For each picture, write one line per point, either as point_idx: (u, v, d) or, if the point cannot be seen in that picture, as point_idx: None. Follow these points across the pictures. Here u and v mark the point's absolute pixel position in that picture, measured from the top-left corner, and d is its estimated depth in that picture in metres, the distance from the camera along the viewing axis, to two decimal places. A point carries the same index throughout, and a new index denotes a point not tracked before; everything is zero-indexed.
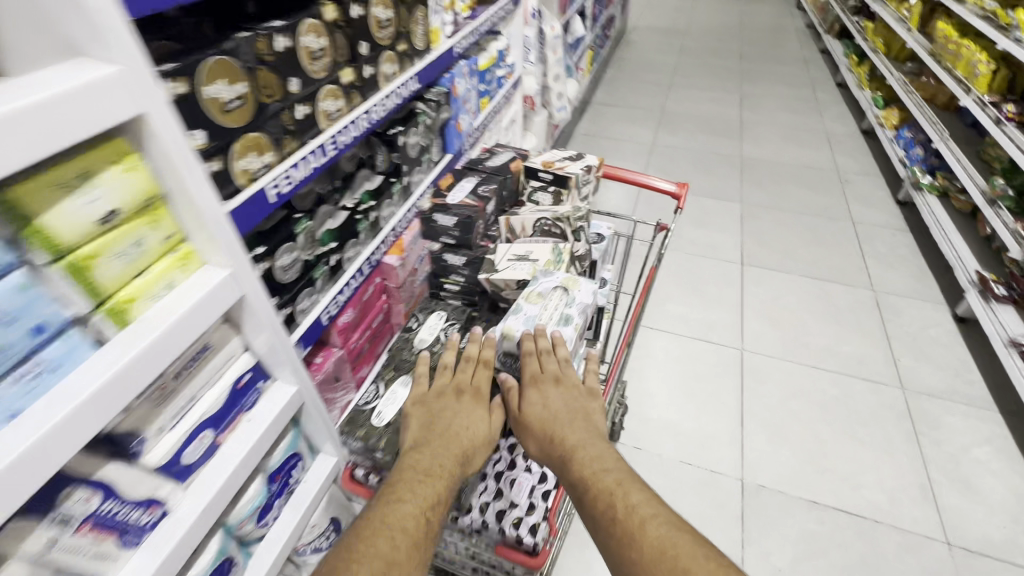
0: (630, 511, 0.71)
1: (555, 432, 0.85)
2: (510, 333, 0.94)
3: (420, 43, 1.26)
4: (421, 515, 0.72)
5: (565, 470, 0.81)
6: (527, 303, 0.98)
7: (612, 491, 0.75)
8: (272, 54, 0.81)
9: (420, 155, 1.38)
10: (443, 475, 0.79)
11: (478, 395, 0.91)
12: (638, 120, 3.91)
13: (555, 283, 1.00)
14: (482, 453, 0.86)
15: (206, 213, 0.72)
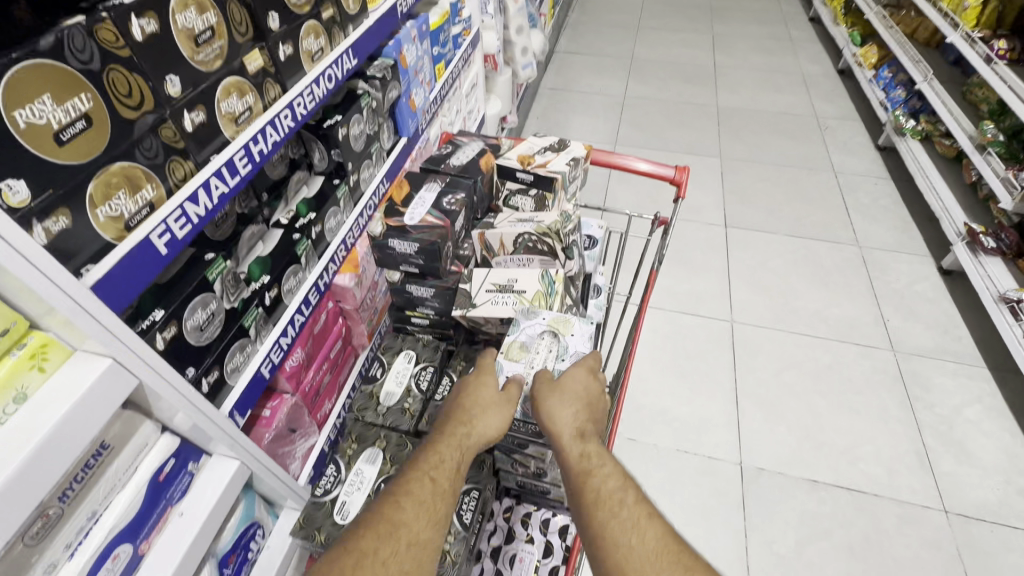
0: (637, 500, 0.64)
1: (569, 404, 0.77)
2: (517, 357, 0.86)
3: (352, 5, 1.00)
4: (427, 478, 0.67)
5: (572, 443, 0.72)
6: (509, 359, 0.86)
7: (616, 475, 0.68)
8: (130, 47, 0.57)
9: (368, 147, 1.14)
10: (454, 442, 0.72)
11: (483, 370, 0.83)
12: (607, 69, 3.61)
13: (541, 328, 0.88)
14: (502, 419, 0.77)
15: (52, 296, 0.50)
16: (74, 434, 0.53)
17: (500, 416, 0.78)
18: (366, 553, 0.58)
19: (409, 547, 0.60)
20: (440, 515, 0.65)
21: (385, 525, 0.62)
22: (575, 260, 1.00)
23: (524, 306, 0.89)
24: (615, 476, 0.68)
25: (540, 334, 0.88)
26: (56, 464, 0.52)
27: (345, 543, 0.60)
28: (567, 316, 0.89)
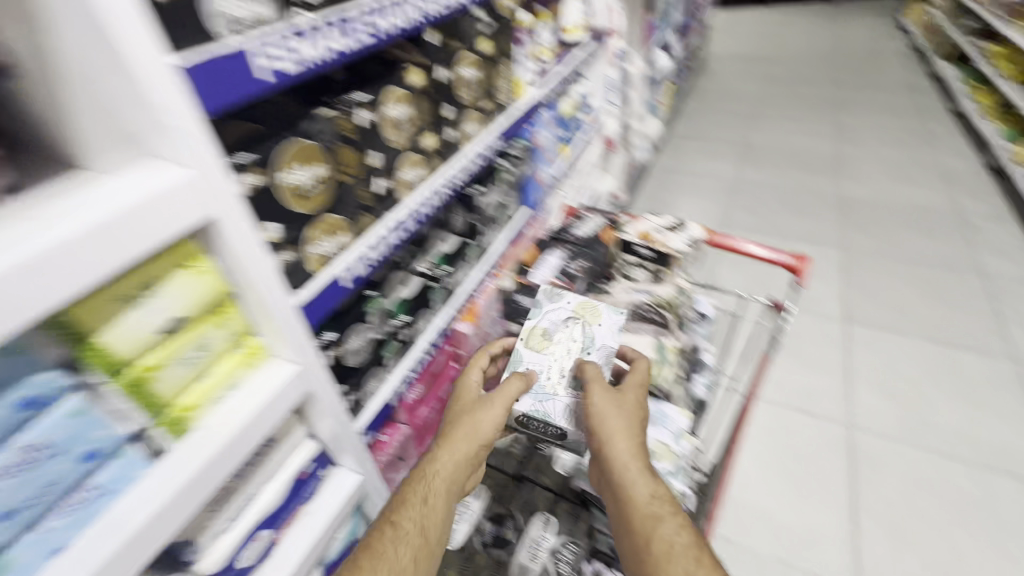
0: (710, 558, 0.73)
1: (630, 439, 0.84)
2: (539, 348, 0.99)
3: (504, 97, 1.18)
4: (387, 526, 0.77)
5: (642, 483, 0.80)
6: (532, 349, 0.99)
7: (683, 528, 0.77)
8: (354, 130, 0.76)
9: (498, 213, 1.29)
10: (420, 483, 0.82)
11: (462, 395, 0.94)
12: (721, 154, 3.65)
13: (565, 317, 1.01)
14: (468, 443, 0.86)
15: (274, 309, 0.66)
16: (263, 423, 0.67)
17: (490, 415, 0.88)
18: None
19: None
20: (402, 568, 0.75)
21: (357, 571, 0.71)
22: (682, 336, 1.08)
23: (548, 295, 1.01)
24: (675, 520, 0.78)
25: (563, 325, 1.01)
26: (249, 442, 0.66)
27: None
28: (591, 305, 1.02)
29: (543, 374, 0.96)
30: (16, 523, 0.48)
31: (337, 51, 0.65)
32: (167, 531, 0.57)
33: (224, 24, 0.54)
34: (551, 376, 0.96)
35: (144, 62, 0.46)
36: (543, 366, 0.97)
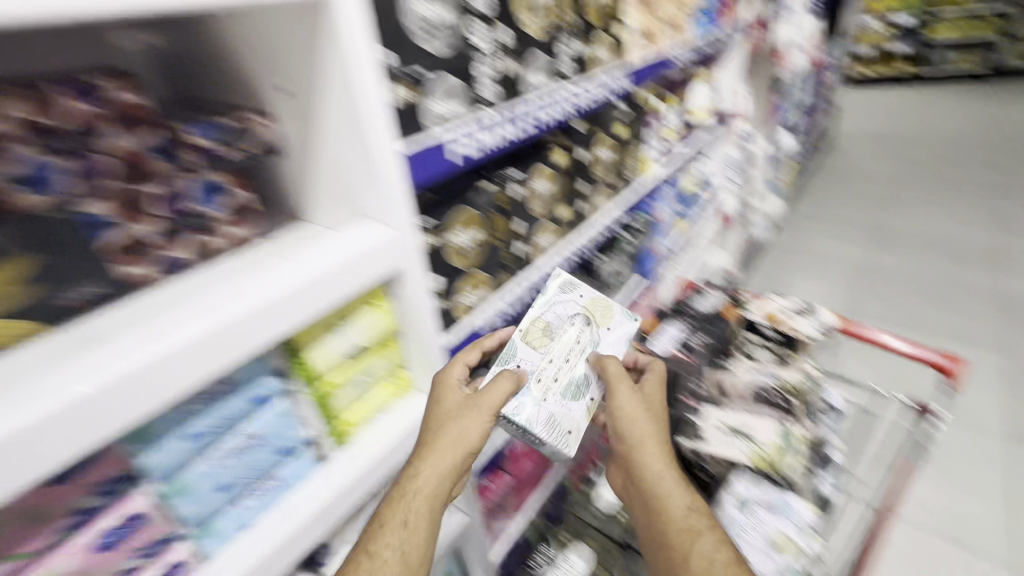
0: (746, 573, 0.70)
1: (660, 448, 0.81)
2: (538, 342, 0.84)
3: (633, 175, 1.27)
4: (363, 555, 0.67)
5: (677, 496, 0.78)
6: (529, 345, 0.84)
7: (723, 545, 0.73)
8: (507, 202, 0.88)
9: (615, 281, 1.35)
10: (400, 502, 0.70)
11: (439, 392, 0.75)
12: (850, 236, 3.41)
13: (574, 312, 0.88)
14: (450, 451, 0.72)
15: (426, 348, 0.76)
16: (403, 447, 0.75)
17: (468, 423, 0.74)
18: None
19: None
20: None
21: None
22: (809, 427, 1.03)
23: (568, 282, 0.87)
24: (711, 535, 0.74)
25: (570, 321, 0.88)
26: (390, 464, 0.74)
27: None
28: (605, 304, 0.89)
29: (531, 371, 0.82)
30: (226, 495, 0.60)
31: (508, 138, 0.77)
32: (321, 530, 0.65)
33: (432, 120, 0.67)
34: (541, 376, 0.82)
35: (377, 150, 0.60)
36: (535, 366, 0.82)
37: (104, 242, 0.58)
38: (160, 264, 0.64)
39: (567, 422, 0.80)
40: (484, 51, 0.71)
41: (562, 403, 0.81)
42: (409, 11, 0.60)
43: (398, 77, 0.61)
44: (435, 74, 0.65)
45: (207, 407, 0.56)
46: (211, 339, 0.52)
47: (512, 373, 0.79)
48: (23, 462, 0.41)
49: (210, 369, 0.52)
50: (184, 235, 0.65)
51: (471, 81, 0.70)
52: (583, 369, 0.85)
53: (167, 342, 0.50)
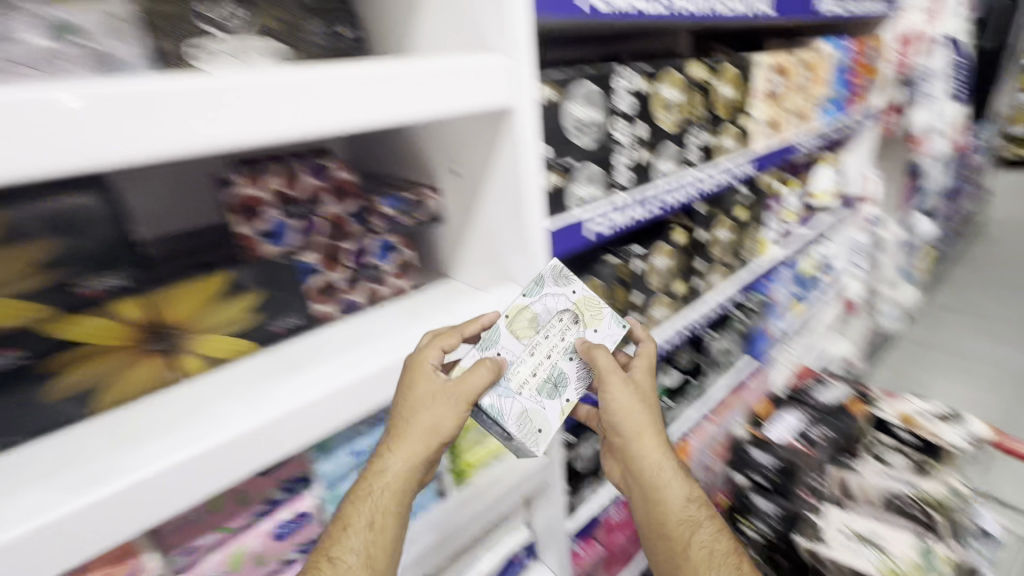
0: (740, 558, 0.77)
1: (657, 441, 0.76)
2: (522, 332, 0.69)
3: (750, 255, 1.27)
4: (324, 561, 0.59)
5: (678, 489, 0.77)
6: (512, 332, 0.69)
7: (719, 532, 0.78)
8: (629, 274, 0.93)
9: (724, 359, 1.32)
10: (365, 500, 0.62)
11: (409, 372, 0.63)
12: (1007, 336, 2.95)
13: (564, 306, 0.70)
14: (424, 439, 0.64)
15: None
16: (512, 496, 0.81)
17: (444, 411, 0.64)
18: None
19: None
20: None
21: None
22: (955, 551, 0.91)
23: (565, 269, 0.70)
24: (709, 523, 0.78)
25: (558, 313, 0.70)
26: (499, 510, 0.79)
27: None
28: (599, 300, 0.71)
29: (510, 363, 0.68)
30: None
31: (637, 218, 0.84)
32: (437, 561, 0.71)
33: (574, 202, 0.76)
34: (520, 368, 0.69)
35: (531, 228, 0.70)
36: (516, 357, 0.69)
37: (309, 284, 0.73)
38: (340, 305, 0.78)
39: (540, 420, 0.67)
40: (623, 144, 0.80)
41: (536, 399, 0.68)
42: (568, 113, 0.71)
43: (554, 166, 0.71)
44: (582, 164, 0.75)
45: (368, 428, 0.69)
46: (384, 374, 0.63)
47: (491, 360, 0.66)
48: (254, 453, 0.54)
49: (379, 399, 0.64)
50: (358, 282, 0.79)
51: (610, 169, 0.79)
52: (566, 365, 0.70)
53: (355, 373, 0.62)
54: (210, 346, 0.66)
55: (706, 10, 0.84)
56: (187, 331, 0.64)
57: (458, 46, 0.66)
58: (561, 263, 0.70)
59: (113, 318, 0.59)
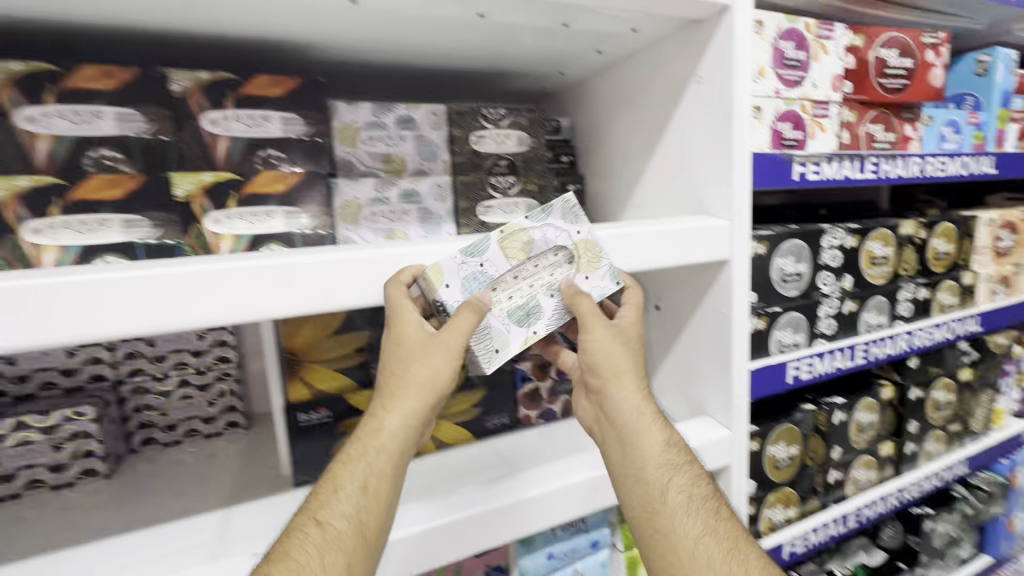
0: (730, 515, 0.61)
1: (636, 378, 0.62)
2: (514, 251, 0.61)
3: (977, 423, 1.09)
4: (311, 529, 0.51)
5: (659, 431, 0.62)
6: (503, 249, 0.61)
7: (701, 478, 0.62)
8: (828, 425, 0.88)
9: (946, 547, 1.09)
10: (357, 459, 0.55)
11: (397, 324, 0.56)
12: None
13: (563, 243, 0.62)
14: (421, 396, 0.56)
15: None
16: None
17: (438, 361, 0.55)
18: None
19: None
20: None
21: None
22: None
23: (576, 207, 0.63)
24: (695, 472, 0.62)
25: (554, 248, 0.63)
26: None
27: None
28: (602, 248, 0.62)
29: (489, 279, 0.60)
30: None
31: (836, 367, 0.84)
32: None
33: (777, 346, 0.79)
34: (499, 287, 0.61)
35: (736, 368, 0.74)
36: (498, 276, 0.60)
37: (521, 389, 0.87)
38: (540, 410, 0.89)
39: (499, 340, 0.60)
40: (828, 295, 0.83)
41: (503, 321, 0.60)
42: (776, 267, 0.77)
43: (761, 312, 0.76)
44: (787, 312, 0.79)
45: (564, 534, 0.72)
46: (589, 485, 0.69)
47: (477, 302, 0.57)
48: (481, 536, 0.63)
49: (580, 508, 0.68)
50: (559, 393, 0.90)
51: (813, 318, 0.81)
52: (546, 301, 0.62)
53: (565, 478, 0.68)
54: (443, 431, 0.81)
55: (923, 174, 0.87)
56: None
57: (675, 206, 0.79)
58: (574, 198, 0.62)
59: None
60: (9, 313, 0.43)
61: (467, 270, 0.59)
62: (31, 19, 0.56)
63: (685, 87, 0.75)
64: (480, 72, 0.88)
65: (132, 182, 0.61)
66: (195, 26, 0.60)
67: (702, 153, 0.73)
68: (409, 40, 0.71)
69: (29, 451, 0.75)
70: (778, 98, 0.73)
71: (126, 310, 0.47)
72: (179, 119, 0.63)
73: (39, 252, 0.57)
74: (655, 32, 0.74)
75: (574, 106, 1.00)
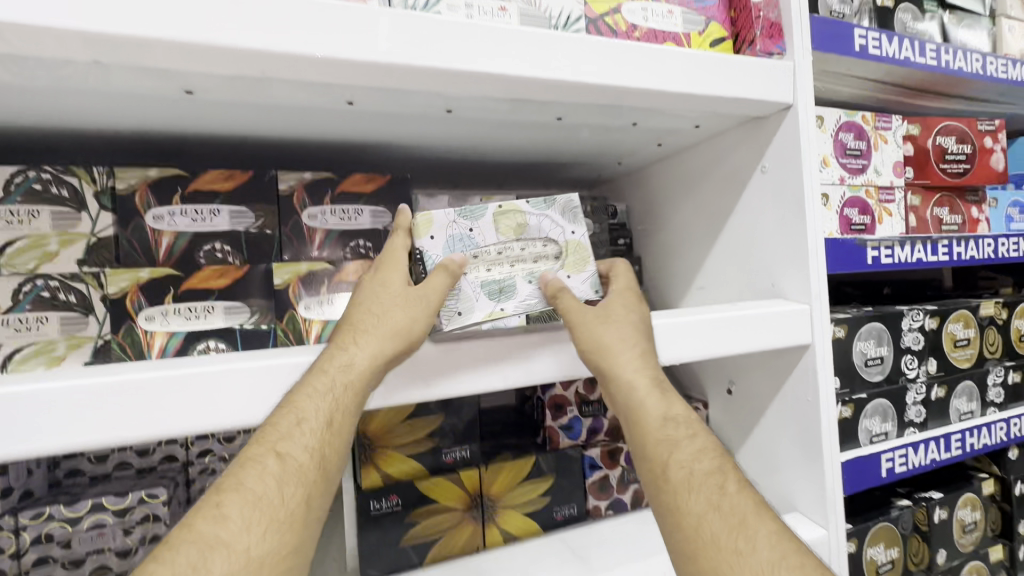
0: (739, 490, 0.52)
1: (627, 344, 0.59)
2: (505, 228, 0.62)
3: None
4: (271, 457, 0.50)
5: (652, 400, 0.58)
6: (496, 223, 0.62)
7: (707, 452, 0.56)
8: (929, 524, 0.80)
9: None
10: (312, 392, 0.51)
11: (384, 271, 0.58)
12: None
13: (554, 238, 0.63)
14: (392, 341, 0.54)
15: None
16: None
17: (416, 311, 0.55)
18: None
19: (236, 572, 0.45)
20: (283, 514, 0.49)
21: (219, 548, 0.45)
22: None
23: (578, 209, 0.64)
24: (700, 447, 0.56)
25: (545, 239, 0.63)
26: None
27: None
28: (592, 255, 0.64)
29: (474, 246, 0.61)
30: None
31: (931, 459, 0.78)
32: None
33: (865, 435, 0.75)
34: (480, 257, 0.61)
35: (828, 460, 0.70)
36: (483, 246, 0.61)
37: (590, 478, 0.83)
38: (609, 500, 0.85)
39: (464, 304, 0.59)
40: (913, 380, 0.79)
41: (475, 288, 0.60)
42: (857, 351, 0.75)
43: (846, 400, 0.73)
44: (874, 399, 0.75)
45: None
46: None
47: (454, 265, 0.58)
48: None
49: None
50: (628, 482, 0.85)
51: (901, 405, 0.77)
52: (522, 285, 0.61)
53: None
54: (509, 522, 0.77)
55: (998, 255, 0.85)
56: (497, 504, 0.77)
57: (745, 289, 0.80)
58: (578, 200, 0.64)
59: (458, 483, 0.74)
60: (146, 403, 0.47)
61: (455, 230, 0.61)
62: (169, 133, 0.64)
63: (750, 176, 0.78)
64: (544, 163, 0.93)
65: (237, 272, 0.65)
66: (304, 134, 0.67)
67: (771, 238, 0.75)
68: (487, 139, 0.77)
69: (101, 535, 0.73)
70: (843, 185, 0.75)
71: (242, 398, 0.50)
72: (282, 214, 0.68)
73: (151, 336, 0.62)
74: (718, 127, 0.78)
75: (630, 191, 1.05)
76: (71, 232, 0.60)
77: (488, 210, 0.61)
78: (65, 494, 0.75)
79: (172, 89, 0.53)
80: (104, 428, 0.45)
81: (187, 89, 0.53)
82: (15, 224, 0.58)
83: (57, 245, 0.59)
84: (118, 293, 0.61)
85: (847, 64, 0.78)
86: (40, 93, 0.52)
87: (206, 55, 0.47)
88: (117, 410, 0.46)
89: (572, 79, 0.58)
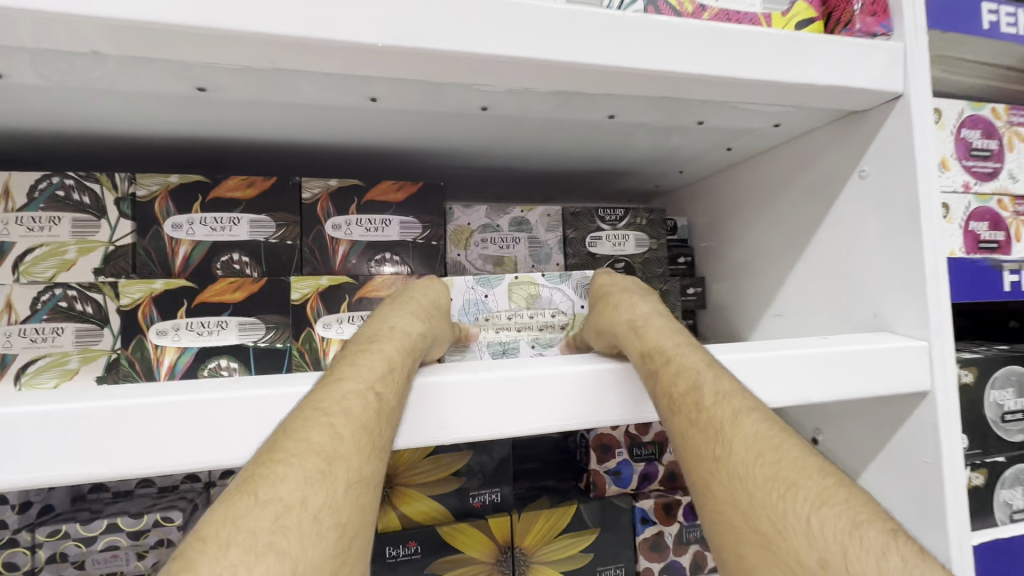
0: (715, 400, 0.42)
1: (626, 304, 0.55)
2: (519, 298, 0.64)
3: None
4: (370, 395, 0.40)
5: (654, 338, 0.49)
6: (510, 292, 0.64)
7: (693, 370, 0.45)
8: None
9: None
10: (385, 344, 0.45)
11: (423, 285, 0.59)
12: None
13: (563, 309, 0.65)
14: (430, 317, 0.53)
15: None
16: None
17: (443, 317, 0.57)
18: (290, 516, 0.31)
19: (347, 490, 0.35)
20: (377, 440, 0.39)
21: (340, 461, 0.35)
22: None
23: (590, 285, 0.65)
24: (676, 368, 0.45)
25: (555, 310, 0.65)
26: None
27: (252, 487, 0.32)
28: None
29: (487, 310, 0.63)
30: None
31: None
32: None
33: (1003, 511, 0.59)
34: (491, 320, 0.63)
35: (955, 543, 0.54)
36: (495, 311, 0.63)
37: (641, 534, 0.71)
38: (663, 563, 0.71)
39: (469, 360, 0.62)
40: None
41: (481, 348, 0.63)
42: (991, 403, 0.59)
43: (977, 464, 0.58)
44: (1014, 465, 0.59)
45: None
46: None
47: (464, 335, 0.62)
48: None
49: None
50: (686, 542, 0.72)
51: None
52: (525, 348, 0.63)
53: None
54: None
55: None
56: (530, 559, 0.66)
57: (837, 318, 0.66)
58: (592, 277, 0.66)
59: (485, 531, 0.65)
60: (118, 429, 0.41)
61: (471, 295, 0.63)
62: (194, 137, 0.61)
63: (844, 182, 0.65)
64: (595, 172, 0.85)
65: (251, 284, 0.60)
66: (332, 138, 0.63)
67: (872, 256, 0.61)
68: (531, 143, 0.69)
69: (114, 557, 0.70)
70: (968, 193, 0.61)
71: (226, 430, 0.43)
72: (305, 225, 0.63)
73: (160, 352, 0.57)
74: (802, 125, 0.66)
75: (692, 204, 0.94)
76: (90, 240, 0.57)
77: (503, 281, 0.64)
78: (86, 510, 0.73)
79: (183, 86, 0.49)
80: (77, 462, 0.40)
81: (199, 87, 0.49)
82: (36, 230, 0.56)
83: (75, 253, 0.57)
84: (130, 305, 0.57)
85: (967, 46, 0.64)
86: (56, 94, 0.50)
87: (211, 44, 0.43)
88: (88, 435, 0.40)
89: (627, 65, 0.49)
